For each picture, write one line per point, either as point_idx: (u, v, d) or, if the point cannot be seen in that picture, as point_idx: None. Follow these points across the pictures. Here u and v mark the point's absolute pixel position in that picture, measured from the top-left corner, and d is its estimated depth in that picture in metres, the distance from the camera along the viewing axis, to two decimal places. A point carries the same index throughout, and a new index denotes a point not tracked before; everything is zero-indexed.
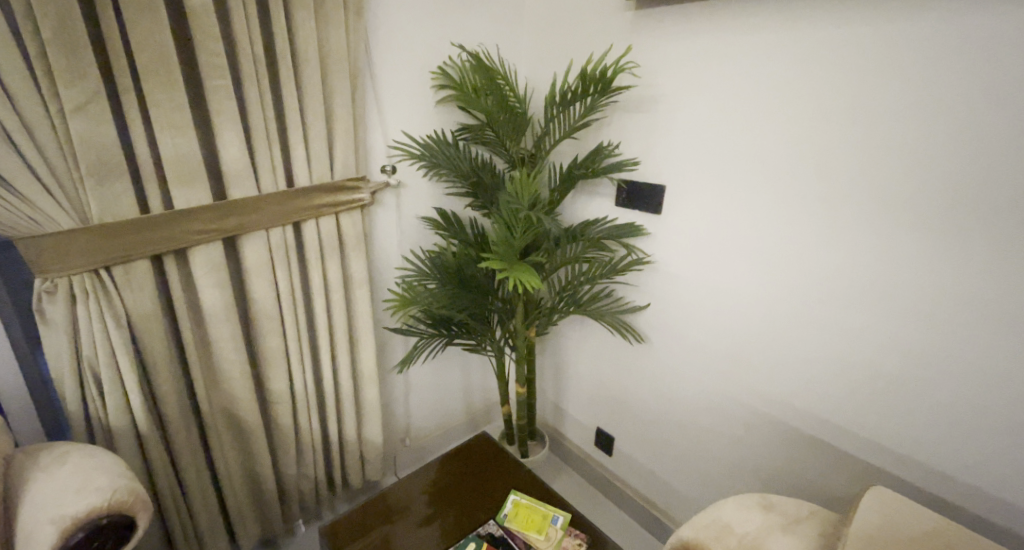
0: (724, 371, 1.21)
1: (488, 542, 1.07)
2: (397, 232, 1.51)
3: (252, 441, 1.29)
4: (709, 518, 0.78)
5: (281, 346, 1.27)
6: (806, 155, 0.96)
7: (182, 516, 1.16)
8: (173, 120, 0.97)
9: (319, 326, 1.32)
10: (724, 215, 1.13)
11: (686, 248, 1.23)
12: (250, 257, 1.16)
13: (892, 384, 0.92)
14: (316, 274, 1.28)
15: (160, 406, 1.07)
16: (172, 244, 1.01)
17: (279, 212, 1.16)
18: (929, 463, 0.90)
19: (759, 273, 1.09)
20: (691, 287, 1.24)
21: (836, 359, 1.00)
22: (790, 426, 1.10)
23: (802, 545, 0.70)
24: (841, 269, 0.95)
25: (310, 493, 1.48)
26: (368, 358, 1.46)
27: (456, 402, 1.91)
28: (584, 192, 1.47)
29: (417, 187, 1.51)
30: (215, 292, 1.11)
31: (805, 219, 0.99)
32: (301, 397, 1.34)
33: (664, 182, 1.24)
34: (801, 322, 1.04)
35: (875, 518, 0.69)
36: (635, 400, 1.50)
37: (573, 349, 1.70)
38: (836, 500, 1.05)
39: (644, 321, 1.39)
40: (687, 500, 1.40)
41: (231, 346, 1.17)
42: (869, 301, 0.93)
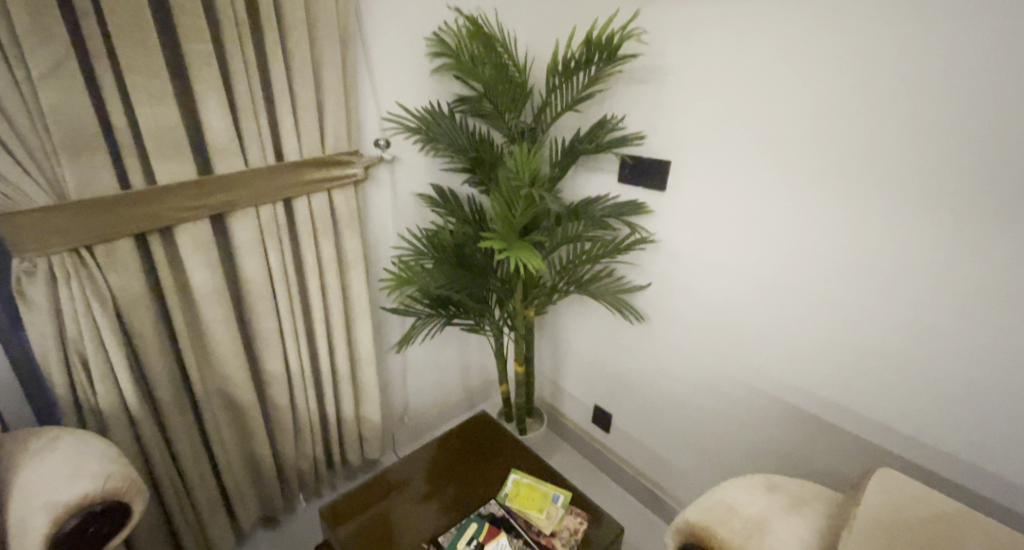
0: (727, 350, 1.20)
1: (490, 523, 1.07)
2: (392, 209, 1.47)
3: (249, 422, 1.27)
4: (713, 499, 0.78)
5: (276, 327, 1.24)
6: (817, 130, 0.92)
7: (181, 497, 1.15)
8: (152, 88, 0.91)
9: (314, 306, 1.29)
10: (732, 191, 1.09)
11: (690, 227, 1.20)
12: (240, 235, 1.12)
13: (897, 364, 0.92)
14: (310, 252, 1.24)
15: (153, 388, 1.05)
16: (156, 222, 0.96)
17: (268, 188, 1.11)
18: (931, 442, 0.90)
19: (765, 253, 1.07)
20: (695, 266, 1.22)
21: (841, 339, 0.98)
22: (792, 406, 1.10)
23: (808, 528, 0.71)
24: (852, 249, 0.93)
25: (309, 472, 1.48)
26: (365, 338, 1.44)
27: (454, 381, 1.91)
28: (585, 167, 1.43)
29: (412, 162, 1.46)
30: (204, 271, 1.07)
31: (815, 197, 0.95)
32: (298, 378, 1.33)
33: (669, 158, 1.20)
34: (807, 302, 1.02)
35: (880, 502, 0.69)
36: (634, 380, 1.49)
37: (572, 328, 1.69)
38: (834, 478, 1.06)
39: (645, 301, 1.37)
40: (686, 477, 1.41)
41: (223, 326, 1.13)
42: (878, 282, 0.91)
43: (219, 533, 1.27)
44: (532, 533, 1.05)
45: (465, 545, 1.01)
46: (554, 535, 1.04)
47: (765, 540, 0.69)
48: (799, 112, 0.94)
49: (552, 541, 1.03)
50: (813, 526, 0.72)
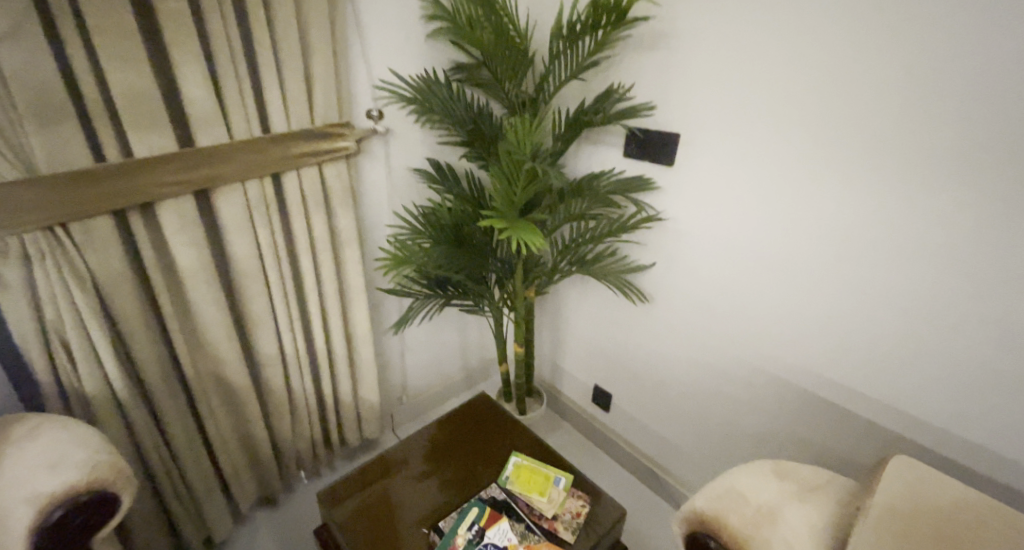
0: (732, 331, 1.17)
1: (491, 506, 1.05)
2: (387, 185, 1.40)
3: (243, 405, 1.25)
4: (722, 487, 0.76)
5: (268, 307, 1.20)
6: (839, 99, 0.85)
7: (175, 481, 1.13)
8: (122, 52, 0.84)
9: (307, 286, 1.24)
10: (742, 165, 1.03)
11: (698, 203, 1.15)
12: (226, 212, 1.06)
13: (909, 346, 0.88)
14: (301, 230, 1.18)
15: (140, 372, 1.01)
16: (136, 198, 0.90)
17: (254, 161, 1.04)
18: (940, 424, 0.88)
19: (775, 231, 1.02)
20: (700, 244, 1.17)
21: (852, 321, 0.95)
22: (798, 387, 1.08)
23: (820, 517, 0.69)
24: (867, 226, 0.88)
25: (307, 452, 1.47)
26: (361, 318, 1.40)
27: (453, 361, 1.88)
28: (589, 140, 1.36)
29: (407, 135, 1.39)
30: (189, 251, 1.02)
31: (832, 172, 0.90)
32: (292, 359, 1.29)
33: (678, 130, 1.14)
34: (817, 281, 0.98)
35: (898, 489, 0.67)
36: (635, 360, 1.47)
37: (573, 308, 1.65)
38: (837, 459, 1.05)
39: (650, 280, 1.33)
40: (687, 457, 1.41)
41: (212, 307, 1.09)
42: (894, 261, 0.86)
43: (217, 514, 1.25)
44: (534, 516, 1.04)
45: (465, 531, 0.98)
46: (556, 519, 1.03)
47: (777, 529, 0.68)
48: (819, 80, 0.87)
49: (554, 524, 1.01)
50: (826, 512, 0.70)
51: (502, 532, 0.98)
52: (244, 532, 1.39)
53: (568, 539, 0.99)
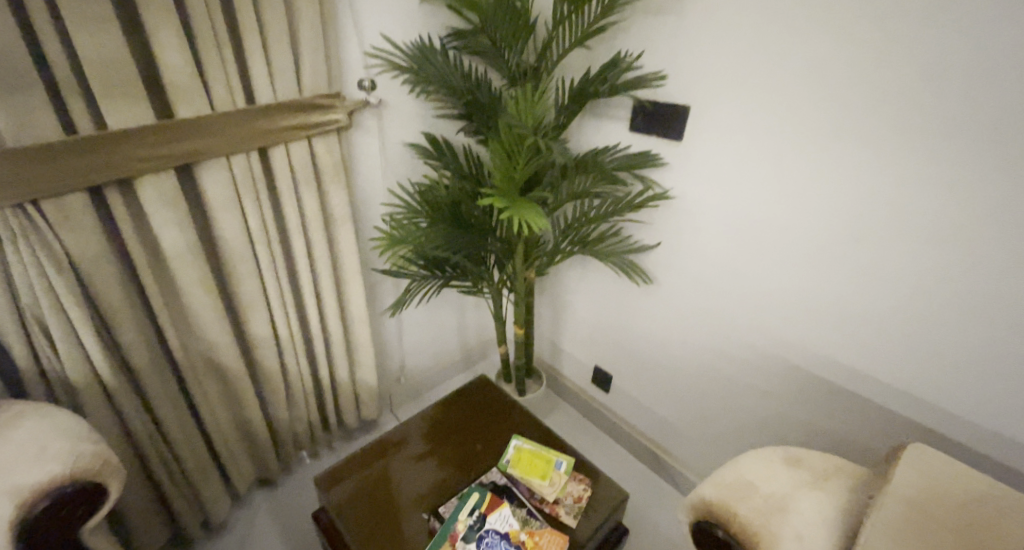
0: (737, 312, 1.15)
1: (492, 492, 1.02)
2: (381, 160, 1.34)
3: (237, 388, 1.22)
4: (731, 475, 0.74)
5: (259, 289, 1.15)
6: (864, 68, 0.79)
7: (169, 465, 1.11)
8: (89, 12, 0.76)
9: (299, 266, 1.20)
10: (753, 140, 0.98)
11: (707, 180, 1.10)
12: (211, 189, 1.00)
13: (922, 329, 0.86)
14: (291, 208, 1.12)
15: (127, 357, 0.97)
16: (114, 173, 0.84)
17: (240, 134, 0.98)
18: (951, 408, 0.86)
19: (786, 209, 0.97)
20: (707, 223, 1.13)
21: (863, 302, 0.92)
22: (804, 370, 1.06)
23: (830, 507, 0.68)
24: (886, 205, 0.83)
25: (305, 434, 1.45)
26: (357, 299, 1.36)
27: (451, 341, 1.85)
28: (593, 114, 1.30)
29: (401, 107, 1.31)
30: (174, 230, 0.97)
31: (851, 147, 0.85)
32: (286, 342, 1.26)
33: (687, 103, 1.08)
34: (827, 262, 0.94)
35: (915, 484, 0.65)
36: (637, 342, 1.44)
37: (573, 288, 1.62)
38: (841, 442, 1.04)
39: (654, 261, 1.29)
40: (688, 438, 1.40)
41: (200, 289, 1.05)
42: (912, 242, 0.82)
43: (214, 497, 1.24)
44: (535, 500, 1.03)
45: (466, 517, 0.96)
46: (558, 503, 1.01)
47: (787, 519, 0.66)
48: (844, 46, 0.81)
49: (555, 508, 1.00)
50: (835, 503, 0.69)
51: (504, 518, 0.96)
52: (243, 513, 1.38)
53: (569, 523, 0.98)
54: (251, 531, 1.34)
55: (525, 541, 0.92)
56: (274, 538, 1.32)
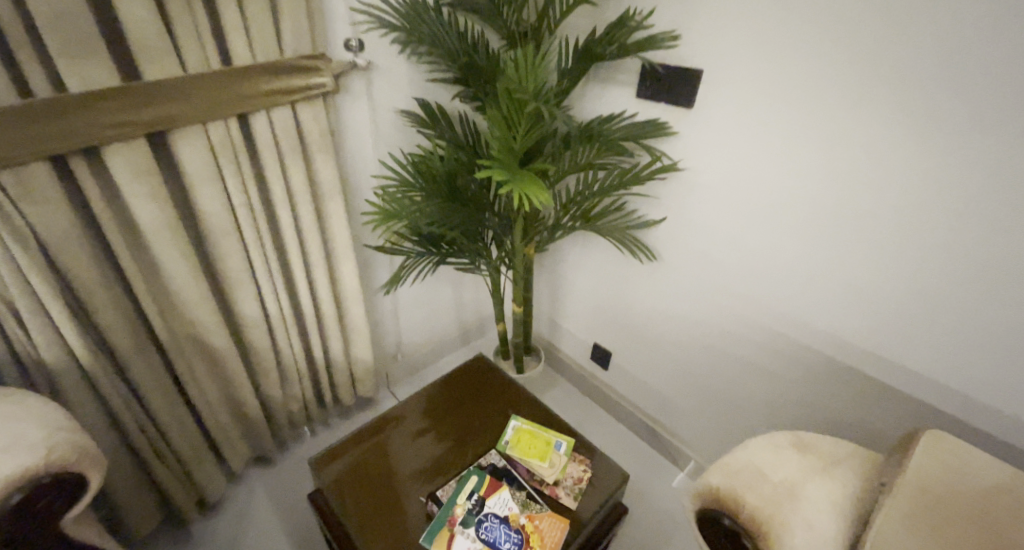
0: (740, 288, 1.11)
1: (491, 475, 1.00)
2: (372, 129, 1.26)
3: (227, 368, 1.18)
4: (739, 461, 0.71)
5: (246, 266, 1.10)
6: (897, 26, 0.72)
7: (158, 447, 1.08)
8: None
9: (287, 242, 1.14)
10: (765, 107, 0.92)
11: (715, 149, 1.03)
12: (187, 159, 0.93)
13: (933, 308, 0.82)
14: (277, 180, 1.05)
15: (107, 338, 0.93)
16: (78, 141, 0.77)
17: (215, 98, 0.90)
18: (960, 389, 0.83)
19: (795, 182, 0.92)
20: (712, 196, 1.08)
21: (871, 280, 0.88)
22: (808, 349, 1.03)
23: (841, 495, 0.65)
24: (903, 176, 0.78)
25: (299, 413, 1.43)
26: (349, 276, 1.31)
27: (448, 318, 1.82)
28: (598, 79, 1.21)
29: (391, 71, 1.23)
30: (149, 204, 0.90)
31: (871, 114, 0.79)
32: (277, 320, 1.21)
33: (700, 66, 1.00)
34: (837, 237, 0.90)
35: (935, 470, 0.62)
36: (638, 319, 1.41)
37: (573, 264, 1.57)
38: (843, 422, 1.02)
39: (659, 237, 1.24)
40: (688, 416, 1.39)
41: (181, 266, 0.99)
42: (929, 216, 0.77)
43: (207, 476, 1.22)
44: (534, 481, 1.01)
45: (465, 501, 0.94)
46: (558, 485, 1.00)
47: (796, 508, 0.64)
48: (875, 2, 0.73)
49: (555, 490, 0.99)
50: (846, 491, 0.66)
51: (503, 502, 0.94)
52: (238, 491, 1.37)
53: (569, 505, 0.96)
54: (247, 509, 1.33)
55: (525, 525, 0.90)
56: (271, 515, 1.31)
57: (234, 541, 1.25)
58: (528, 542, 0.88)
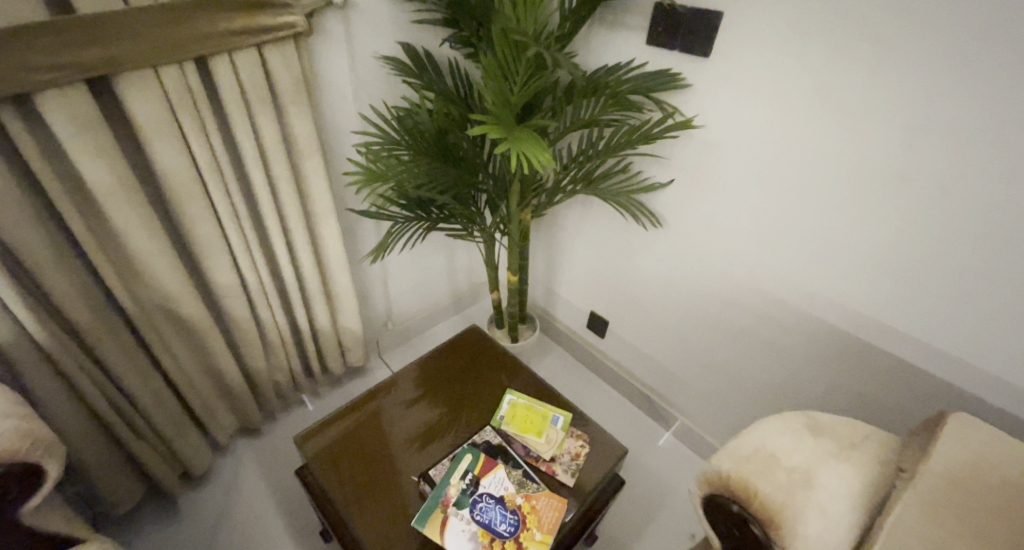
0: (744, 254, 1.05)
1: (485, 453, 0.96)
2: (352, 77, 1.14)
3: (204, 339, 1.11)
4: (750, 446, 0.67)
5: (217, 231, 1.00)
6: None
7: (133, 422, 1.03)
8: None
9: (261, 205, 1.04)
10: (788, 53, 0.82)
11: (724, 103, 0.95)
12: (140, 111, 0.81)
13: (950, 278, 0.77)
14: (245, 135, 0.94)
15: (64, 311, 0.85)
16: (9, 85, 0.65)
17: (167, 38, 0.77)
18: (970, 362, 0.80)
19: (805, 139, 0.86)
20: (721, 155, 1.00)
21: (878, 244, 0.83)
22: (815, 319, 0.99)
23: (856, 479, 0.62)
24: (923, 132, 0.72)
25: (286, 383, 1.38)
26: (333, 242, 1.22)
27: (441, 285, 1.74)
28: (606, 21, 1.09)
29: (371, 9, 1.09)
30: (98, 163, 0.80)
31: (905, 62, 0.70)
32: (255, 289, 1.13)
33: (722, 7, 0.88)
34: (853, 200, 0.84)
35: (964, 460, 0.57)
36: (639, 287, 1.35)
37: (572, 230, 1.49)
38: (848, 396, 0.99)
39: (665, 201, 1.16)
40: (687, 386, 1.36)
41: (142, 232, 0.90)
42: (948, 174, 0.72)
43: (191, 449, 1.19)
44: (530, 458, 0.98)
45: (458, 480, 0.91)
46: (554, 461, 0.97)
47: (810, 497, 0.60)
48: None
49: (552, 467, 0.96)
50: (862, 476, 0.63)
51: (498, 481, 0.91)
52: (226, 461, 1.34)
53: (566, 482, 0.94)
54: (236, 480, 1.30)
55: (521, 505, 0.87)
56: (261, 486, 1.29)
57: (224, 511, 1.23)
58: (524, 523, 0.85)
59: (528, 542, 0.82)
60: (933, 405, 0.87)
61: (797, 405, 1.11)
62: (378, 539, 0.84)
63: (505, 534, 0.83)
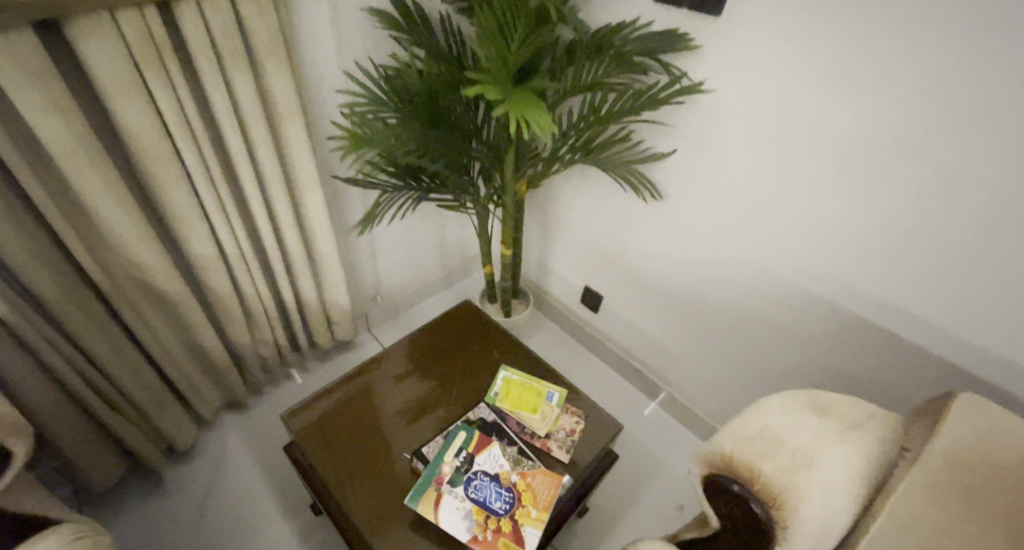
0: (745, 229, 1.03)
1: (480, 431, 0.94)
2: (335, 32, 1.05)
3: (183, 313, 1.06)
4: (753, 426, 0.66)
5: (191, 198, 0.94)
6: None
7: (111, 398, 0.99)
8: None
9: (240, 171, 0.97)
10: (800, 16, 0.77)
11: (732, 66, 0.89)
12: (97, 64, 0.73)
13: (954, 255, 0.75)
14: (218, 94, 0.86)
15: (27, 283, 0.79)
16: None
17: None
18: (969, 339, 0.79)
19: (815, 107, 0.81)
20: (726, 124, 0.95)
21: (881, 218, 0.81)
22: (816, 296, 0.97)
23: (858, 460, 0.61)
24: (940, 100, 0.68)
25: (272, 358, 1.34)
26: (318, 211, 1.15)
27: (431, 258, 1.69)
28: None
29: None
30: (55, 121, 0.72)
31: (925, 24, 0.65)
32: (236, 261, 1.08)
33: None
34: (860, 175, 0.80)
35: (972, 438, 0.55)
36: (635, 262, 1.33)
37: (568, 202, 1.44)
38: (845, 373, 0.99)
39: (666, 173, 1.12)
40: (680, 362, 1.36)
41: (109, 198, 0.83)
42: (960, 146, 0.68)
43: (172, 424, 1.15)
44: (524, 435, 0.96)
45: (452, 458, 0.89)
46: (549, 437, 0.95)
47: (813, 477, 0.59)
48: None
49: (547, 444, 0.94)
50: (864, 454, 0.62)
51: (493, 459, 0.89)
52: (211, 436, 1.31)
53: (562, 458, 0.93)
54: (222, 454, 1.28)
55: (516, 483, 0.86)
56: (248, 461, 1.27)
57: (211, 486, 1.21)
58: (519, 500, 0.84)
59: (523, 519, 0.81)
60: (929, 381, 0.87)
61: (791, 381, 1.11)
62: (369, 516, 0.83)
63: (500, 511, 0.82)
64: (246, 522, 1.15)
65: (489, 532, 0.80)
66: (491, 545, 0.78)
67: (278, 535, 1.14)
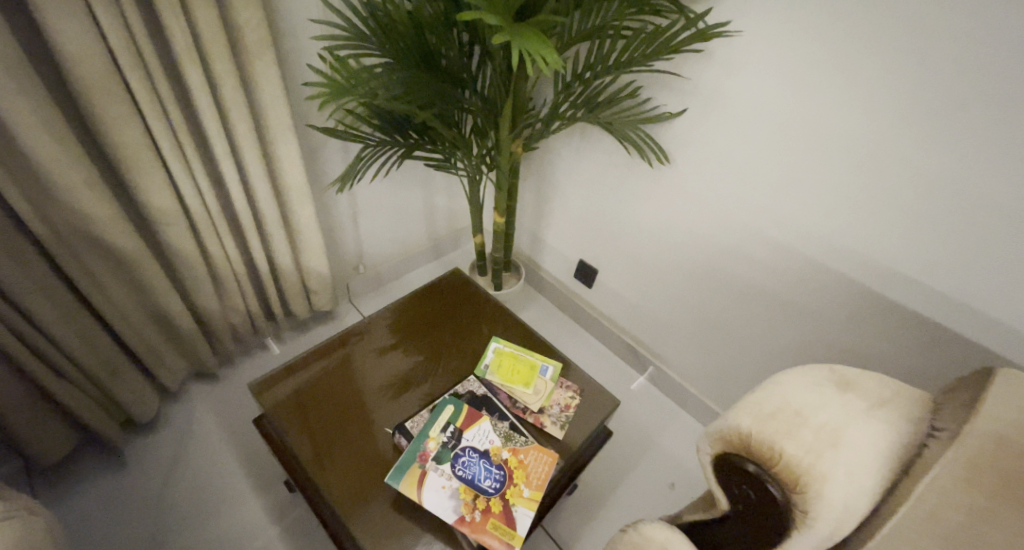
0: (757, 199, 0.96)
1: (468, 405, 0.88)
2: None
3: (142, 274, 0.96)
4: (772, 403, 0.61)
5: (146, 143, 0.83)
6: None
7: (59, 365, 0.90)
8: None
9: (204, 115, 0.86)
10: None
11: (750, 12, 0.80)
12: None
13: (984, 227, 0.69)
14: (173, 18, 0.74)
15: None
16: None
17: None
18: (991, 314, 0.74)
19: (839, 58, 0.73)
20: (741, 83, 0.87)
21: (902, 186, 0.75)
22: (828, 270, 0.91)
23: (883, 440, 0.56)
24: (982, 51, 0.60)
25: (243, 326, 1.25)
26: (294, 166, 1.05)
27: (418, 226, 1.60)
28: None
29: None
30: None
31: None
32: (201, 217, 0.97)
33: None
34: (887, 138, 0.73)
35: (1017, 420, 0.50)
36: (635, 233, 1.26)
37: (565, 168, 1.35)
38: (852, 349, 0.94)
39: (674, 136, 1.03)
40: (676, 338, 1.31)
41: (52, 141, 0.72)
42: (1002, 106, 0.61)
43: (131, 394, 1.06)
44: (516, 409, 0.90)
45: (439, 433, 0.82)
46: (543, 412, 0.90)
47: (838, 457, 0.54)
48: None
49: (540, 419, 0.88)
50: (892, 435, 0.56)
51: (483, 434, 0.83)
52: (178, 407, 1.23)
53: (555, 434, 0.87)
54: (189, 427, 1.19)
55: (507, 460, 0.80)
56: (218, 434, 1.19)
57: (177, 460, 1.13)
58: (511, 478, 0.78)
59: (515, 499, 0.76)
60: (940, 357, 0.83)
61: (792, 358, 1.07)
62: (344, 494, 0.76)
63: (490, 491, 0.76)
64: (215, 498, 1.08)
65: (478, 512, 0.74)
66: (480, 527, 0.72)
67: (250, 512, 1.07)
